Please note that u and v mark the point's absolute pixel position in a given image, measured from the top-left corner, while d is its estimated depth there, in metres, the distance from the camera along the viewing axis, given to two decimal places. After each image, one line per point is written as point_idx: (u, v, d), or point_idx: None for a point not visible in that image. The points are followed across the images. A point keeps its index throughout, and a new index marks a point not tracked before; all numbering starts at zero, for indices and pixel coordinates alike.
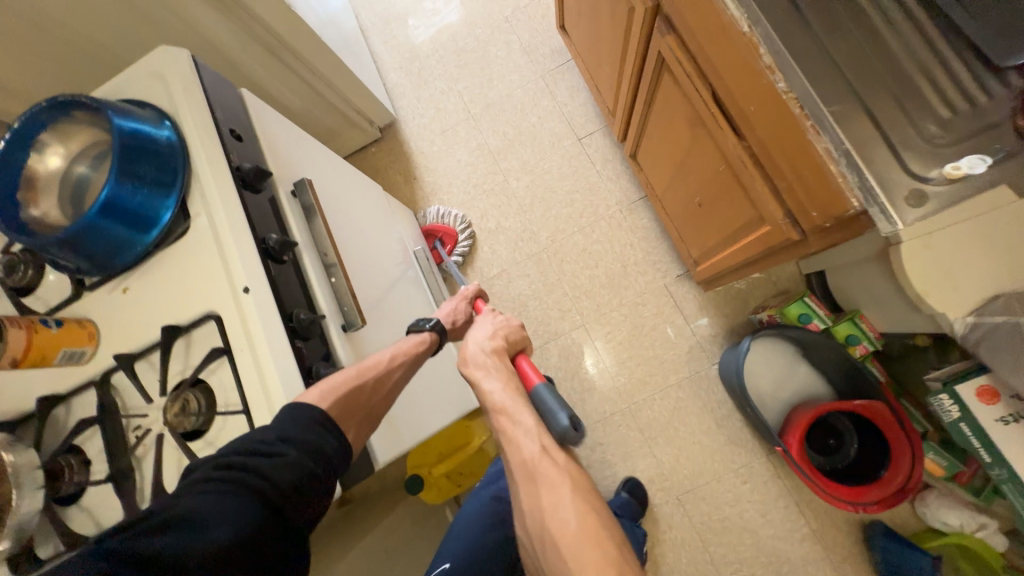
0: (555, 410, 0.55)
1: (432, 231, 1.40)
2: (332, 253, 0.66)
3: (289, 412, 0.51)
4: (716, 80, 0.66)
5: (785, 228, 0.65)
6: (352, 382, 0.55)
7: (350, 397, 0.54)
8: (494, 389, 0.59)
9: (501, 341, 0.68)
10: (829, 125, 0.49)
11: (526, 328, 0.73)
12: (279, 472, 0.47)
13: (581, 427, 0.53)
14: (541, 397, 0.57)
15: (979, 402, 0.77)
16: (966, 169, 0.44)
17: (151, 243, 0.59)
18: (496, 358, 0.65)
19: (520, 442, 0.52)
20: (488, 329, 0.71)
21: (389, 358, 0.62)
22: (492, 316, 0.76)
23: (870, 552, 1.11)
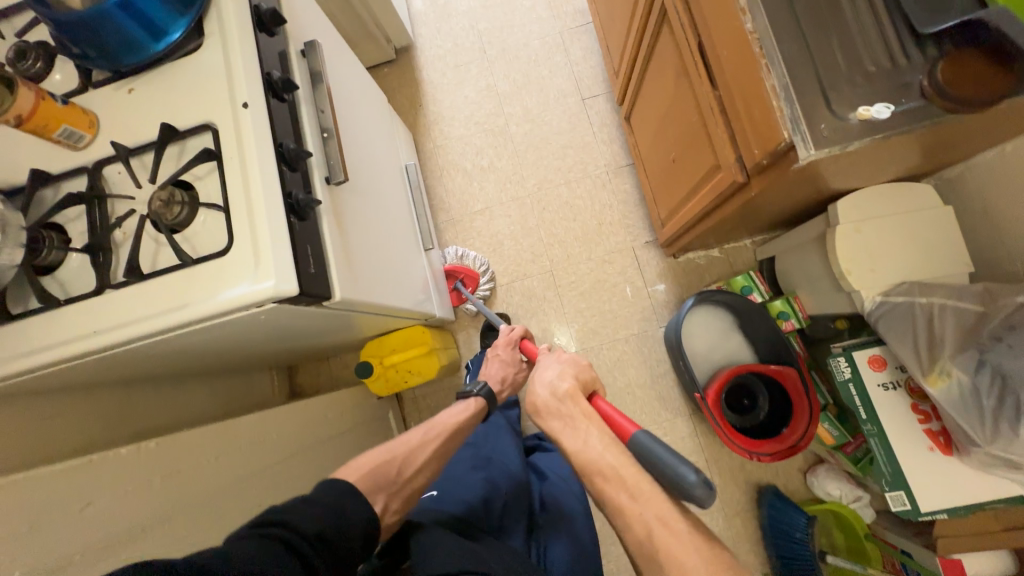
0: (679, 466, 0.55)
1: (452, 271, 1.37)
2: (330, 124, 0.73)
3: (325, 484, 0.62)
4: (704, 28, 0.73)
5: (734, 170, 0.73)
6: (381, 458, 0.71)
7: (382, 470, 0.69)
8: (579, 443, 0.65)
9: (572, 382, 0.75)
10: (778, 61, 0.57)
11: (593, 366, 0.79)
12: (309, 523, 0.55)
13: (710, 485, 0.53)
14: (656, 452, 0.58)
15: (868, 366, 0.88)
16: (874, 113, 0.53)
17: (161, 51, 0.63)
18: (571, 403, 0.71)
19: (629, 513, 0.56)
20: (557, 369, 0.78)
21: (418, 440, 0.76)
22: (559, 356, 0.84)
23: (759, 510, 1.23)
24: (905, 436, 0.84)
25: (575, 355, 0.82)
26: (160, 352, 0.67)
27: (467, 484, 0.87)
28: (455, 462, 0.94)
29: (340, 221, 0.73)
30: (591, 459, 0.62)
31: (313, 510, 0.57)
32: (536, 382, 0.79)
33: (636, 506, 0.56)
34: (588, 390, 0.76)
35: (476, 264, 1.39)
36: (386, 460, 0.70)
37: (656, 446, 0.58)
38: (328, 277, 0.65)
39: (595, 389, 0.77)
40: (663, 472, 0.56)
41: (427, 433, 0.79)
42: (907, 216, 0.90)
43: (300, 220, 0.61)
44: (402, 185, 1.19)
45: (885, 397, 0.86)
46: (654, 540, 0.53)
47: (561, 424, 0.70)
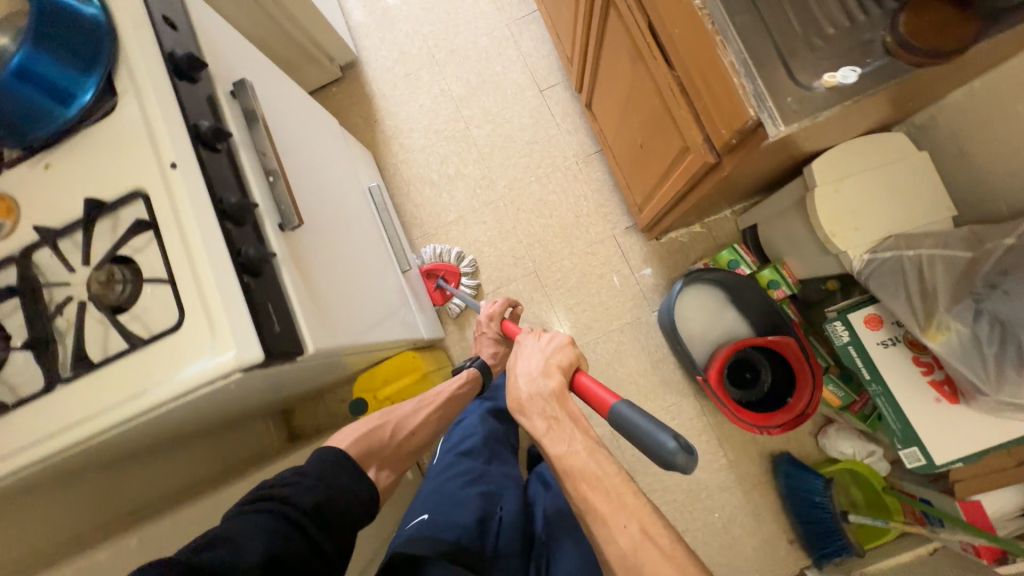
0: (659, 434, 0.58)
1: (432, 270, 1.36)
2: (274, 165, 0.68)
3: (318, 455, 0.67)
4: (651, 8, 0.69)
5: (703, 151, 0.70)
6: (373, 426, 0.78)
7: (375, 440, 0.77)
8: (563, 448, 0.67)
9: (558, 377, 0.72)
10: (733, 36, 0.53)
11: (576, 344, 0.76)
12: (301, 494, 0.59)
13: (691, 450, 0.56)
14: (636, 421, 0.60)
15: (866, 326, 0.87)
16: (839, 79, 0.50)
17: (73, 117, 0.58)
18: (557, 403, 0.70)
19: (612, 526, 0.61)
20: (540, 361, 0.75)
21: (414, 407, 0.87)
22: (540, 338, 0.79)
23: (776, 480, 1.23)
24: (910, 391, 0.83)
25: (557, 337, 0.78)
26: (131, 437, 0.63)
27: (463, 504, 0.85)
28: (445, 477, 0.91)
29: (301, 267, 0.69)
30: (576, 465, 0.65)
31: (306, 482, 0.61)
32: (519, 375, 0.75)
33: (622, 519, 0.60)
34: (569, 372, 0.73)
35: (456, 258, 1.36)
36: (378, 429, 0.79)
37: (635, 416, 0.60)
38: (299, 332, 0.61)
39: (579, 367, 0.75)
40: (642, 439, 0.59)
41: (420, 402, 0.89)
42: (882, 167, 0.88)
43: (255, 277, 0.57)
44: (368, 208, 1.15)
45: (886, 355, 0.85)
46: (638, 553, 0.58)
47: (546, 425, 0.70)
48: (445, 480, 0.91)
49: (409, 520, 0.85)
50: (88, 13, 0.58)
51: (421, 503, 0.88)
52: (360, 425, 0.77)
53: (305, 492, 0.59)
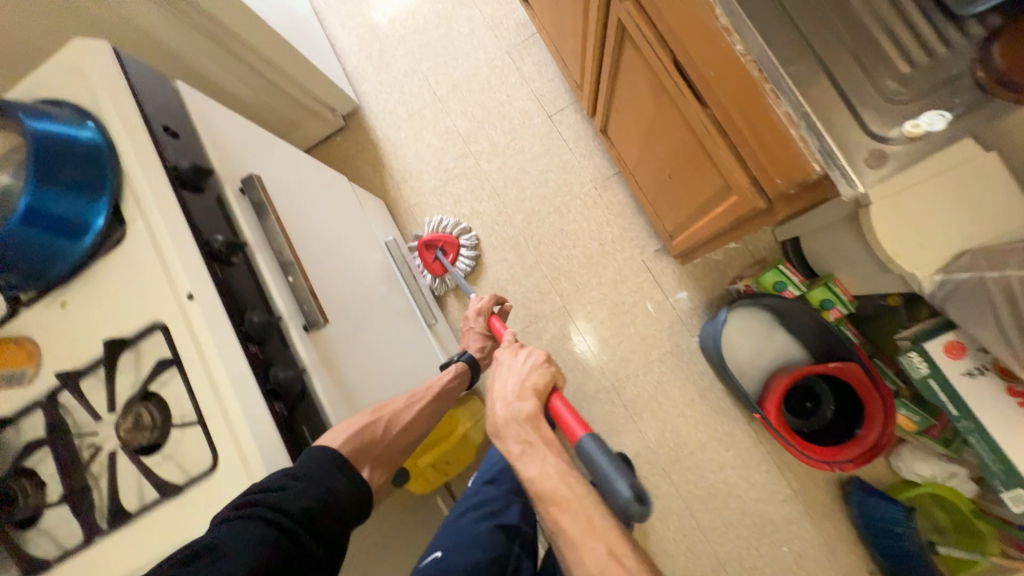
0: (615, 480, 0.53)
1: (431, 242, 1.34)
2: (287, 251, 0.62)
3: (306, 455, 0.52)
4: (677, 45, 0.63)
5: (751, 195, 0.64)
6: (367, 420, 0.61)
7: (367, 436, 0.59)
8: (535, 471, 0.60)
9: (532, 400, 0.66)
10: (788, 87, 0.47)
11: (553, 360, 0.72)
12: (292, 501, 0.48)
13: (644, 499, 0.52)
14: (596, 459, 0.55)
15: (946, 356, 0.79)
16: (926, 127, 0.43)
17: (84, 252, 0.55)
18: (531, 425, 0.64)
19: (580, 546, 0.52)
20: (516, 381, 0.69)
21: (406, 400, 0.69)
22: (517, 355, 0.74)
23: (848, 507, 1.14)
24: (1006, 423, 0.75)
25: (533, 354, 0.72)
26: None
27: (478, 540, 0.81)
28: (465, 509, 0.89)
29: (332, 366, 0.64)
30: (546, 488, 0.57)
31: (297, 485, 0.49)
32: (494, 396, 0.69)
33: (588, 538, 0.52)
34: (545, 393, 0.68)
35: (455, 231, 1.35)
36: (372, 426, 0.61)
37: (596, 453, 0.55)
38: None
39: (557, 387, 0.70)
40: (599, 481, 0.55)
41: (411, 396, 0.70)
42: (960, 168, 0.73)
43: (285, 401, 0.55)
44: (387, 265, 1.11)
45: (973, 386, 0.77)
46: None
47: (516, 450, 0.63)
48: (463, 513, 0.88)
49: (423, 556, 0.82)
50: (84, 138, 0.55)
51: (438, 539, 0.85)
52: (355, 421, 0.59)
53: (298, 498, 0.48)
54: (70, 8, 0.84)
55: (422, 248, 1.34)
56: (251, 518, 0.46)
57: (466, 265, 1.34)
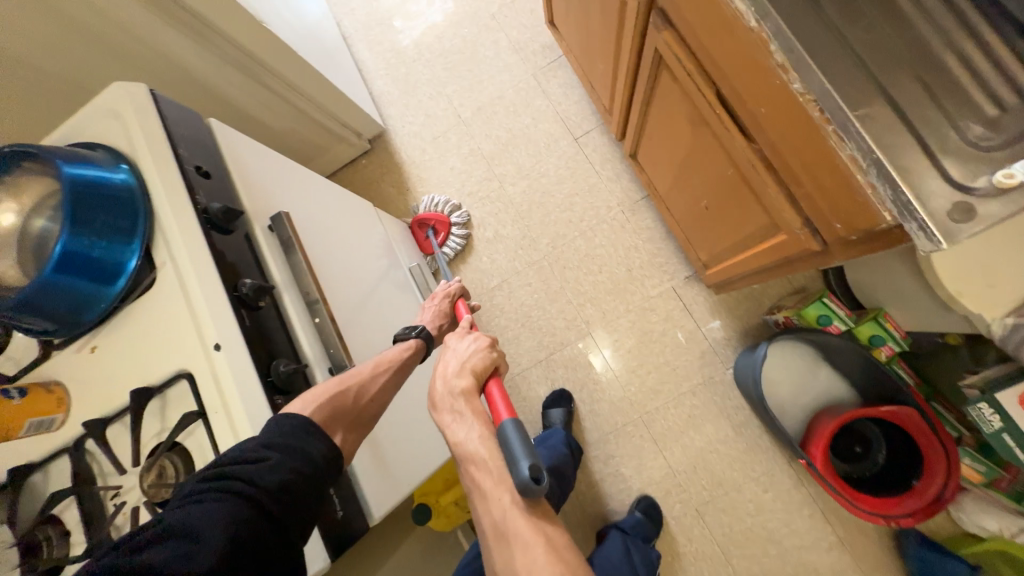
0: (516, 459, 0.49)
1: (423, 220, 1.36)
2: (313, 288, 0.61)
3: (275, 423, 0.49)
4: (722, 79, 0.60)
5: (804, 237, 0.60)
6: (332, 391, 0.54)
7: (335, 403, 0.54)
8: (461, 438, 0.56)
9: (468, 377, 0.62)
10: (855, 130, 0.43)
11: (496, 345, 0.68)
12: (266, 474, 0.45)
13: (543, 478, 0.48)
14: (506, 437, 0.52)
15: (1021, 410, 0.70)
16: (1022, 176, 0.38)
17: (116, 296, 0.55)
18: (464, 400, 0.60)
19: (489, 498, 0.50)
20: (457, 360, 0.65)
21: (372, 365, 0.61)
22: (462, 339, 0.69)
23: (903, 560, 1.05)
24: None
25: (478, 338, 0.69)
26: None
27: None
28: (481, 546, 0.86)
29: None
30: (468, 455, 0.54)
31: (273, 459, 0.46)
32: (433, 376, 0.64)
33: (495, 491, 0.50)
34: (484, 377, 0.64)
35: (447, 209, 1.37)
36: (338, 391, 0.55)
37: (506, 428, 0.53)
38: (362, 503, 0.57)
39: (496, 370, 0.66)
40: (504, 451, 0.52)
41: (377, 364, 0.61)
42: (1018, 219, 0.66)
43: None
44: (410, 293, 1.09)
45: None
46: (508, 524, 0.48)
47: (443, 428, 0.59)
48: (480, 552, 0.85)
49: None
50: (118, 181, 0.55)
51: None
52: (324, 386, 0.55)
53: (273, 471, 0.45)
54: (111, 45, 0.86)
55: (415, 227, 1.37)
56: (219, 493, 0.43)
57: (456, 243, 1.36)
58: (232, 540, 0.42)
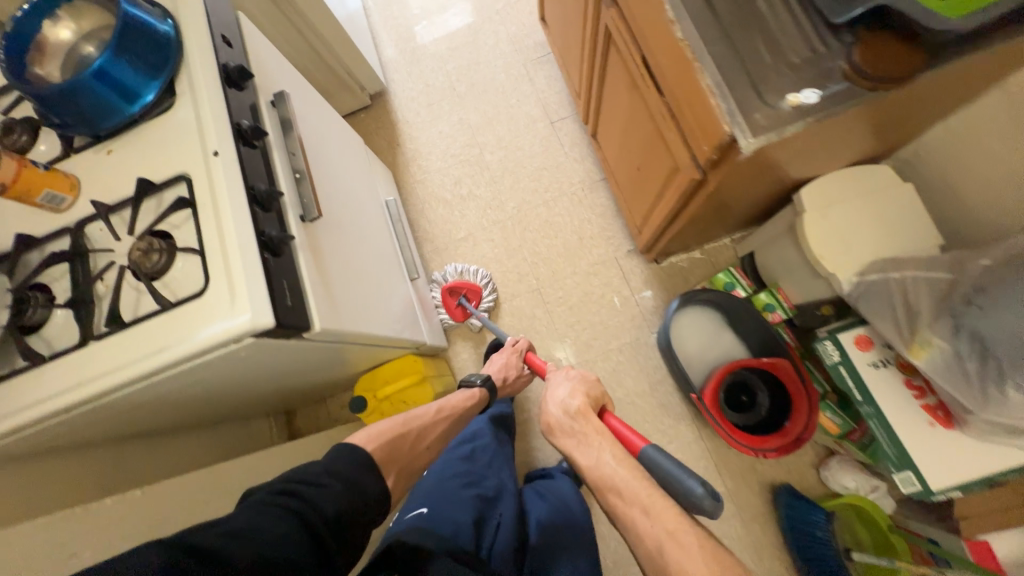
0: (686, 479, 0.63)
1: (454, 288, 1.37)
2: (301, 165, 0.76)
3: (339, 452, 0.72)
4: (644, 43, 0.78)
5: (690, 168, 0.76)
6: (396, 431, 0.85)
7: (396, 442, 0.83)
8: (593, 457, 0.74)
9: (582, 398, 0.86)
10: (709, 64, 0.61)
11: (602, 384, 0.90)
12: (324, 500, 0.63)
13: (717, 496, 0.61)
14: (664, 465, 0.66)
15: (855, 346, 0.88)
16: (802, 98, 0.57)
17: (136, 113, 0.67)
18: (582, 420, 0.81)
19: (641, 526, 0.63)
20: (568, 387, 0.89)
21: (436, 411, 0.96)
22: (568, 375, 0.94)
23: (776, 513, 1.19)
24: (903, 411, 0.83)
25: (586, 375, 0.93)
26: (132, 406, 0.66)
27: (460, 504, 0.90)
28: (445, 476, 0.97)
29: (315, 255, 0.75)
30: (608, 477, 0.70)
31: (335, 487, 0.66)
32: (549, 402, 0.89)
33: (649, 524, 0.62)
34: (600, 408, 0.86)
35: (478, 277, 1.40)
36: (403, 432, 0.85)
37: (661, 459, 0.67)
38: (307, 308, 0.67)
39: (604, 405, 0.88)
40: (670, 483, 0.65)
41: (440, 412, 0.97)
42: (852, 199, 0.93)
43: (275, 256, 0.63)
44: (383, 218, 1.22)
45: (877, 376, 0.86)
46: (665, 554, 0.59)
47: (576, 442, 0.80)
48: (445, 479, 0.96)
49: (407, 513, 0.90)
50: (161, 29, 0.68)
51: (419, 499, 0.93)
52: (387, 426, 0.85)
53: (329, 499, 0.64)
54: None
55: (445, 294, 1.38)
56: (276, 509, 0.59)
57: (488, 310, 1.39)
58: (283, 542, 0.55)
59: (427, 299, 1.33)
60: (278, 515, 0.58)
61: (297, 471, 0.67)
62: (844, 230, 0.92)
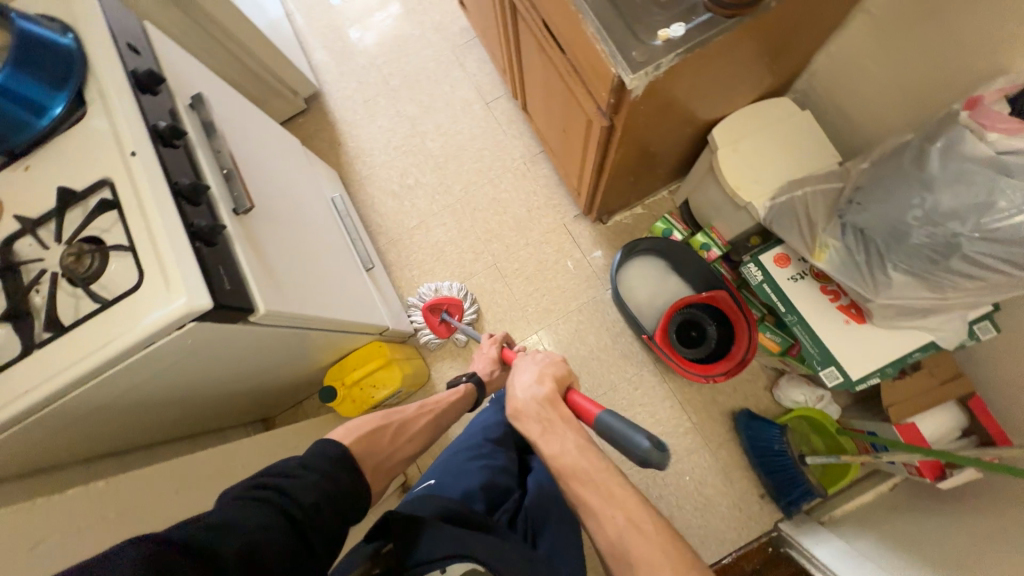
0: (634, 435, 0.63)
1: (435, 305, 1.37)
2: (229, 163, 0.79)
3: (318, 449, 0.70)
4: (539, 6, 0.83)
5: (598, 117, 0.82)
6: (376, 423, 0.83)
7: (371, 434, 0.80)
8: (557, 448, 0.66)
9: (551, 383, 0.76)
10: (589, 13, 0.67)
11: (568, 363, 0.82)
12: (302, 491, 0.60)
13: (662, 447, 0.61)
14: (615, 425, 0.66)
15: (775, 264, 0.96)
16: (671, 33, 0.65)
17: (45, 125, 0.68)
18: (550, 406, 0.72)
19: (601, 516, 0.59)
20: (535, 370, 0.79)
21: (419, 407, 0.93)
22: (534, 357, 0.84)
23: (738, 436, 1.27)
24: (824, 315, 0.91)
25: (552, 355, 0.84)
26: (89, 413, 0.68)
27: (466, 475, 0.84)
28: (455, 449, 0.91)
29: (254, 246, 0.77)
30: (569, 464, 0.64)
31: (309, 478, 0.63)
32: (514, 386, 0.78)
33: (608, 512, 0.59)
34: (563, 388, 0.78)
35: (456, 291, 1.40)
36: (381, 424, 0.83)
37: (613, 421, 0.66)
38: (250, 294, 0.70)
39: (570, 385, 0.79)
40: (622, 442, 0.64)
41: (423, 406, 0.94)
42: (758, 132, 1.01)
43: (209, 246, 0.66)
44: (329, 213, 1.23)
45: (796, 287, 0.94)
46: (624, 542, 0.57)
47: (542, 429, 0.70)
48: (455, 453, 0.91)
49: (418, 486, 0.89)
50: (61, 42, 0.70)
51: (430, 472, 0.91)
52: (365, 421, 0.82)
53: (308, 490, 0.61)
54: None
55: (427, 314, 1.38)
56: (253, 501, 0.57)
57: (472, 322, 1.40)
58: (269, 535, 0.54)
59: (386, 289, 1.36)
60: (258, 508, 0.56)
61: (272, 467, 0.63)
62: (752, 161, 0.99)
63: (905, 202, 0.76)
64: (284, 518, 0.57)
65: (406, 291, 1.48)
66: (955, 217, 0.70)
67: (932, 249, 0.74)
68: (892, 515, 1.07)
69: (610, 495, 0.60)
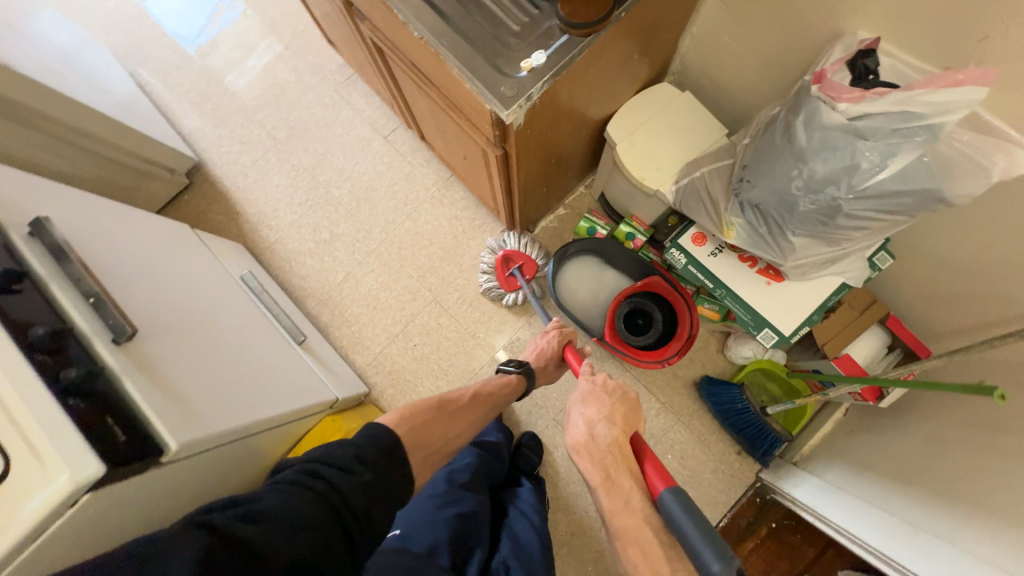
0: (706, 553, 0.54)
1: (511, 257, 1.33)
2: (93, 287, 0.66)
3: (367, 438, 0.67)
4: (402, 48, 0.80)
5: (489, 149, 0.81)
6: (428, 411, 0.79)
7: (415, 425, 0.76)
8: (618, 505, 0.63)
9: (620, 426, 0.72)
10: (447, 55, 0.65)
11: (640, 402, 0.77)
12: (353, 493, 0.60)
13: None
14: (682, 524, 0.57)
15: (693, 244, 1.00)
16: (532, 62, 0.65)
17: None
18: (616, 452, 0.68)
19: None
20: (603, 408, 0.74)
21: (471, 391, 0.89)
22: (601, 383, 0.79)
23: (704, 403, 1.32)
24: (748, 283, 0.96)
25: (621, 386, 0.79)
26: None
27: (436, 527, 0.86)
28: (423, 495, 0.91)
29: (150, 374, 0.69)
30: (630, 527, 0.61)
31: (362, 477, 0.62)
32: (577, 419, 0.74)
33: None
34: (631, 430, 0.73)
35: (536, 252, 1.34)
36: (432, 414, 0.80)
37: (682, 519, 0.57)
38: (157, 435, 0.63)
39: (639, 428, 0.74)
40: (686, 545, 0.56)
41: (475, 391, 0.90)
42: (651, 120, 1.03)
43: (84, 398, 0.59)
44: (241, 296, 1.13)
45: (717, 261, 0.98)
46: None
47: (603, 475, 0.66)
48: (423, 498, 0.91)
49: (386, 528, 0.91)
50: None
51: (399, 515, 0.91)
52: (418, 404, 0.80)
53: (356, 492, 0.60)
54: None
55: (499, 261, 1.34)
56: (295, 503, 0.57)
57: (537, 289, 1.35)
58: (309, 527, 0.56)
59: (327, 356, 1.28)
60: (301, 498, 0.57)
61: (332, 447, 0.65)
62: (653, 149, 1.02)
63: (786, 173, 0.80)
64: (327, 514, 0.58)
65: (349, 349, 1.40)
66: (829, 182, 0.75)
67: (817, 213, 0.78)
68: (850, 441, 1.15)
69: (645, 549, 0.59)
